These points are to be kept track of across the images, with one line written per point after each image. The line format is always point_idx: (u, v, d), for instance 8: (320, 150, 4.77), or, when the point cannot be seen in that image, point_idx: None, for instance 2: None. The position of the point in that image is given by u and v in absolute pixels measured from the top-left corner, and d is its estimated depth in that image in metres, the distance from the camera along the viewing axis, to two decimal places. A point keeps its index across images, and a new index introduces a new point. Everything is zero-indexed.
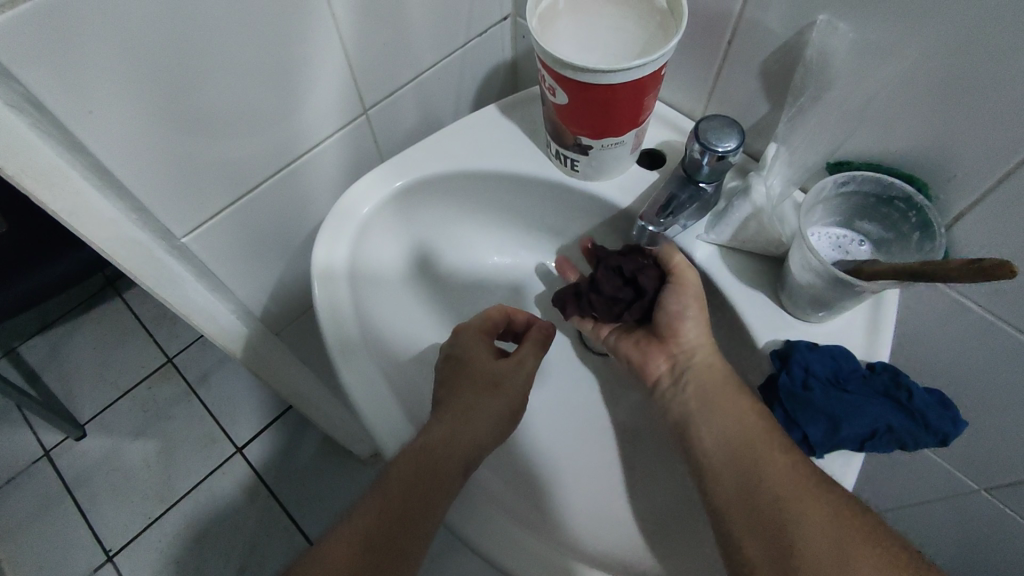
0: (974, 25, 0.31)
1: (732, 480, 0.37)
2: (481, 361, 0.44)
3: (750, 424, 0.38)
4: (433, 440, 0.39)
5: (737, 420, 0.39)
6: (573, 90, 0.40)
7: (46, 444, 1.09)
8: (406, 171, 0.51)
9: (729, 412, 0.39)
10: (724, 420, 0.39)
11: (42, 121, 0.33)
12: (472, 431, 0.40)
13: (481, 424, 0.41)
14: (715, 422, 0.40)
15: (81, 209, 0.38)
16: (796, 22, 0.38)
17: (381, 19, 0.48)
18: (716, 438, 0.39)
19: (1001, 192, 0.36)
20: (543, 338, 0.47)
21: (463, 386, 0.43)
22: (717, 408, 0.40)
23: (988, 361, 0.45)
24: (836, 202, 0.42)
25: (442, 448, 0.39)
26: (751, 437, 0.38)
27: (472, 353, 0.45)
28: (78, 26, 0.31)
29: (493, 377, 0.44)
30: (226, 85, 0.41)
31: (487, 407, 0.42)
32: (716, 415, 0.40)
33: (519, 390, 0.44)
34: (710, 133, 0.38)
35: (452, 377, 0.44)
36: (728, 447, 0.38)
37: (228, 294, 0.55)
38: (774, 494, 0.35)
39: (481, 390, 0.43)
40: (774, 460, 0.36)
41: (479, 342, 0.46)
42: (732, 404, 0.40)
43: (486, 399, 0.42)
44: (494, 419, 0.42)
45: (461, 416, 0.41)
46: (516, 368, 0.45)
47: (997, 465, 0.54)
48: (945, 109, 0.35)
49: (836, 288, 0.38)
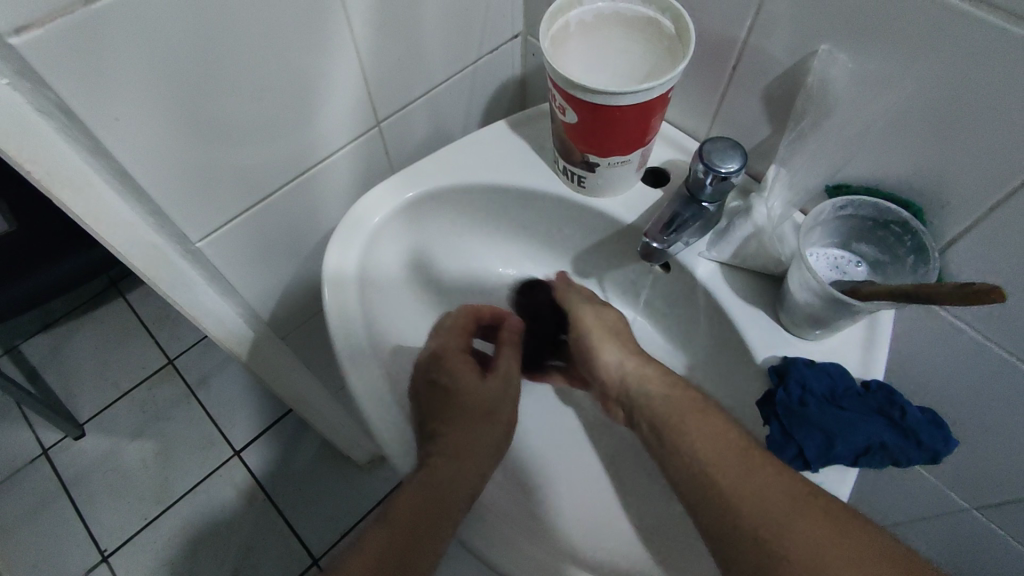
0: (967, 63, 0.33)
1: (712, 515, 0.36)
2: (472, 387, 0.45)
3: (712, 452, 0.38)
4: (438, 474, 0.40)
5: (700, 448, 0.38)
6: (582, 110, 0.41)
7: (45, 443, 1.10)
8: (418, 182, 0.52)
9: (690, 446, 0.39)
10: (694, 450, 0.38)
11: (71, 128, 0.35)
12: (474, 462, 0.42)
13: (483, 454, 0.43)
14: (691, 455, 0.39)
15: (104, 214, 0.39)
16: (799, 50, 0.40)
17: (397, 34, 0.50)
18: (686, 473, 0.38)
19: (991, 220, 0.37)
20: (515, 338, 0.49)
21: (459, 418, 0.43)
22: (680, 438, 0.40)
23: (978, 383, 0.47)
24: (835, 225, 0.43)
25: (448, 480, 0.40)
26: (716, 465, 0.37)
27: (460, 381, 0.45)
28: (110, 38, 0.33)
29: (489, 404, 0.45)
30: (246, 93, 0.42)
31: (484, 435, 0.44)
32: (688, 447, 0.39)
33: (513, 408, 0.46)
34: (713, 154, 0.39)
35: (445, 407, 0.44)
36: (696, 480, 0.38)
37: (238, 298, 0.56)
38: (753, 525, 0.34)
39: (480, 419, 0.44)
40: (742, 484, 0.36)
41: (465, 365, 0.46)
42: (702, 430, 0.39)
43: (485, 427, 0.44)
44: (493, 445, 0.43)
45: (465, 449, 0.42)
46: (503, 384, 0.46)
47: (985, 487, 0.55)
48: (938, 139, 0.37)
49: (832, 307, 0.39)
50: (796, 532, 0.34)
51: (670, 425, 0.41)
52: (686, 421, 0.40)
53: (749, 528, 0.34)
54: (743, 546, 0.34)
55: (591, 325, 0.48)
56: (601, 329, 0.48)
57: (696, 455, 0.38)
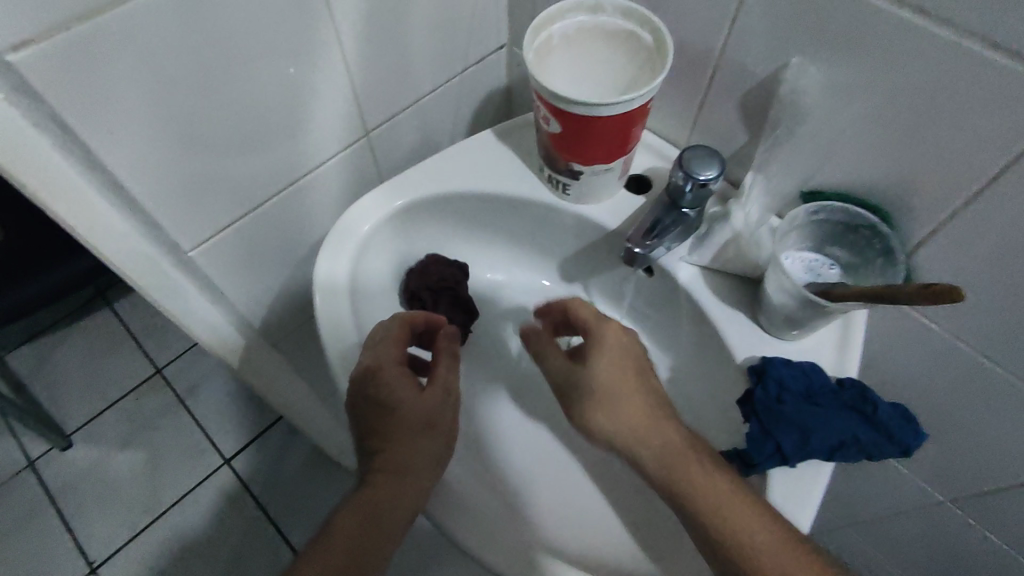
0: (927, 75, 0.35)
1: (676, 502, 0.39)
2: (411, 403, 0.43)
3: (664, 448, 0.40)
4: (379, 494, 0.42)
5: (654, 447, 0.40)
6: (566, 120, 0.42)
7: (31, 454, 1.09)
8: (406, 191, 0.53)
9: (645, 445, 0.41)
10: (652, 448, 0.41)
11: (66, 142, 0.36)
12: (415, 480, 0.41)
13: (425, 470, 0.42)
14: (646, 451, 0.41)
15: (94, 224, 0.40)
16: (772, 63, 0.42)
17: (385, 46, 0.51)
18: (648, 466, 0.41)
19: (954, 224, 0.39)
20: (451, 347, 0.47)
21: (402, 434, 0.43)
22: (639, 444, 0.41)
23: (947, 380, 0.48)
24: (809, 229, 0.45)
25: (387, 500, 0.41)
26: (669, 461, 0.40)
27: (399, 396, 0.43)
28: (105, 56, 0.34)
29: (431, 417, 0.43)
30: (237, 107, 0.44)
31: (424, 451, 0.43)
32: (643, 445, 0.41)
33: (451, 420, 0.44)
34: (692, 162, 0.41)
35: (386, 423, 0.43)
36: (658, 473, 0.40)
37: (229, 306, 0.57)
38: (711, 511, 0.38)
39: (421, 434, 0.43)
40: (696, 476, 0.39)
41: (403, 379, 0.43)
42: (656, 430, 0.41)
43: (426, 441, 0.43)
44: (434, 461, 0.43)
45: (405, 468, 0.42)
46: (444, 396, 0.44)
47: (957, 481, 0.57)
48: (903, 148, 0.39)
49: (808, 309, 0.41)
50: (748, 518, 0.37)
51: (642, 451, 0.41)
52: (643, 423, 0.42)
53: (709, 515, 0.38)
54: (706, 532, 0.38)
55: (592, 398, 0.42)
56: (604, 400, 0.42)
57: (651, 453, 0.41)
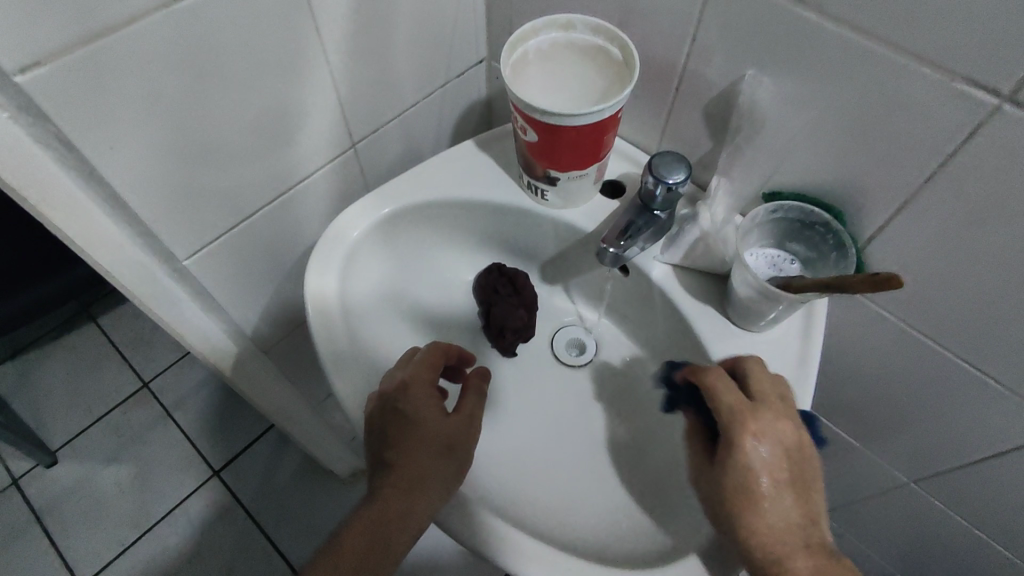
0: (867, 84, 0.38)
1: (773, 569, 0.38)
2: (434, 422, 0.45)
3: (791, 517, 0.39)
4: (387, 511, 0.43)
5: (783, 510, 0.38)
6: (542, 130, 0.45)
7: (15, 472, 1.08)
8: (392, 200, 0.56)
9: (776, 507, 0.38)
10: (783, 511, 0.38)
11: (67, 157, 0.37)
12: (425, 501, 0.42)
13: (436, 494, 0.42)
14: (777, 514, 0.38)
15: (93, 237, 0.42)
16: (731, 74, 0.45)
17: (369, 63, 0.54)
18: (768, 529, 0.38)
19: (900, 219, 0.43)
20: (481, 382, 0.49)
21: (417, 451, 0.44)
22: (769, 503, 0.38)
23: (903, 366, 0.52)
24: (770, 227, 0.48)
25: (396, 519, 0.42)
26: (791, 530, 0.38)
27: (423, 414, 0.45)
28: (107, 75, 0.36)
29: (449, 439, 0.45)
30: (230, 123, 0.46)
31: (439, 472, 0.43)
32: (776, 506, 0.38)
33: (469, 446, 0.45)
34: (662, 167, 0.44)
35: (402, 436, 0.44)
36: (772, 537, 0.38)
37: (222, 316, 0.58)
38: None
39: (437, 452, 0.44)
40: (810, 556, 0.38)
41: (431, 400, 0.46)
42: (794, 496, 0.39)
43: (441, 462, 0.44)
44: (446, 485, 0.43)
45: (417, 488, 0.42)
46: (466, 422, 0.46)
47: (919, 463, 0.60)
48: (852, 150, 0.42)
49: (768, 300, 0.44)
50: None
51: (776, 508, 0.38)
52: (787, 482, 0.39)
53: None
54: None
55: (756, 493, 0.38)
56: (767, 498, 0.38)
57: (784, 518, 0.38)
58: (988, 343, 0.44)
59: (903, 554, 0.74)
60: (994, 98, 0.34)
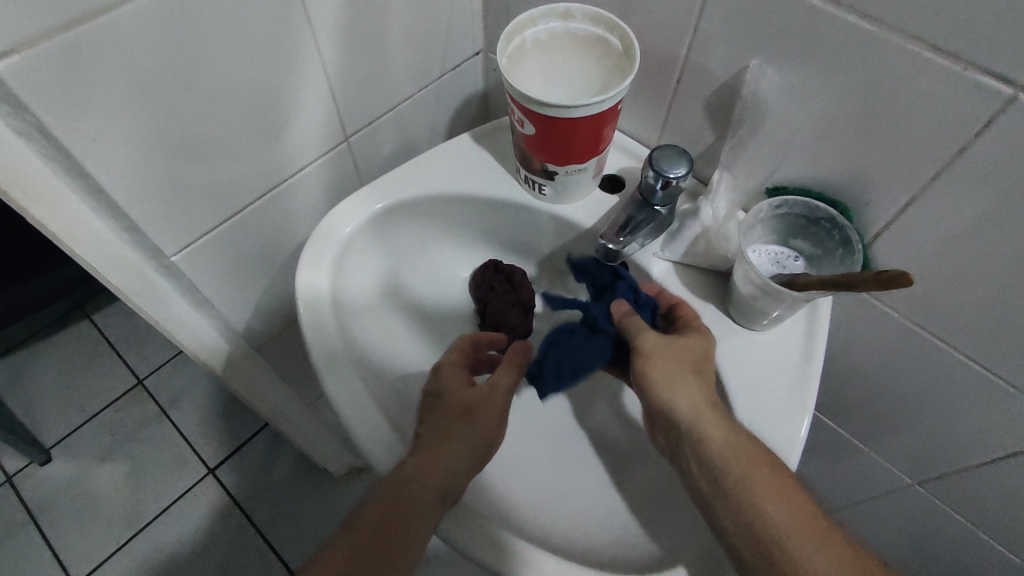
0: (876, 75, 0.37)
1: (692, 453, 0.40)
2: (457, 391, 0.45)
3: (697, 398, 0.41)
4: (407, 475, 0.40)
5: (687, 390, 0.41)
6: (540, 122, 0.44)
7: (8, 470, 1.07)
8: (385, 194, 0.54)
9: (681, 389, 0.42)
10: (688, 393, 0.41)
11: (49, 149, 0.36)
12: (444, 459, 0.41)
13: (456, 455, 0.42)
14: (681, 393, 0.41)
15: (78, 232, 0.41)
16: (734, 65, 0.44)
17: (363, 53, 0.52)
18: (675, 406, 0.41)
19: (907, 214, 0.42)
20: (517, 357, 0.47)
21: (440, 417, 0.44)
22: (674, 386, 0.42)
23: (908, 364, 0.51)
24: (773, 222, 0.47)
25: (416, 481, 0.40)
26: (698, 410, 0.41)
27: (448, 384, 0.45)
28: (90, 63, 0.34)
29: (469, 405, 0.44)
30: (219, 113, 0.44)
31: (461, 435, 0.42)
32: (679, 386, 0.42)
33: (496, 415, 0.44)
34: (662, 161, 0.42)
35: (429, 412, 0.45)
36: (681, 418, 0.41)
37: (213, 314, 0.57)
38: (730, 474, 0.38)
39: (458, 418, 0.43)
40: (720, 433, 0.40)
41: (456, 372, 0.46)
42: (700, 382, 0.42)
43: (463, 427, 0.43)
44: (468, 450, 0.42)
45: (436, 449, 0.42)
46: (491, 393, 0.45)
47: (922, 463, 0.59)
48: (859, 143, 0.41)
49: (771, 298, 0.43)
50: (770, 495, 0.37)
51: (680, 388, 0.41)
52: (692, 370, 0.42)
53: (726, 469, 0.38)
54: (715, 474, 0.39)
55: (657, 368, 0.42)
56: (673, 377, 0.42)
57: (691, 398, 0.41)
58: (996, 341, 0.43)
59: (905, 554, 0.73)
60: (1010, 87, 0.32)
